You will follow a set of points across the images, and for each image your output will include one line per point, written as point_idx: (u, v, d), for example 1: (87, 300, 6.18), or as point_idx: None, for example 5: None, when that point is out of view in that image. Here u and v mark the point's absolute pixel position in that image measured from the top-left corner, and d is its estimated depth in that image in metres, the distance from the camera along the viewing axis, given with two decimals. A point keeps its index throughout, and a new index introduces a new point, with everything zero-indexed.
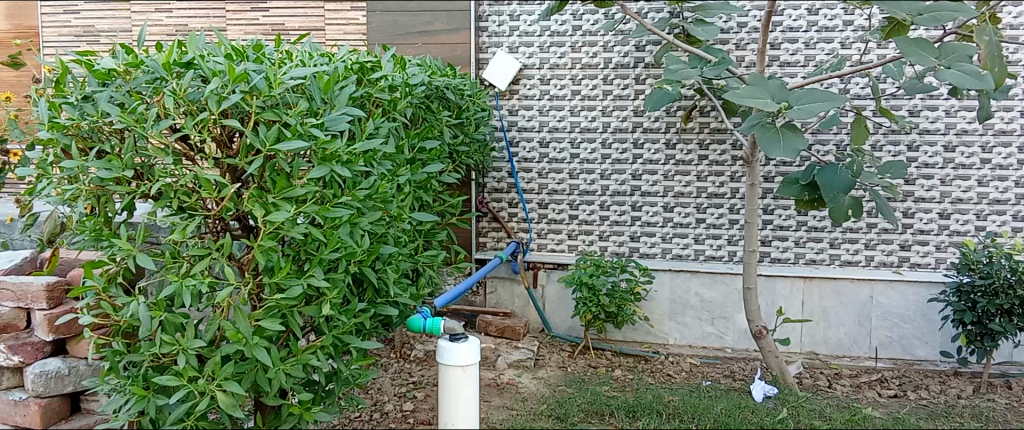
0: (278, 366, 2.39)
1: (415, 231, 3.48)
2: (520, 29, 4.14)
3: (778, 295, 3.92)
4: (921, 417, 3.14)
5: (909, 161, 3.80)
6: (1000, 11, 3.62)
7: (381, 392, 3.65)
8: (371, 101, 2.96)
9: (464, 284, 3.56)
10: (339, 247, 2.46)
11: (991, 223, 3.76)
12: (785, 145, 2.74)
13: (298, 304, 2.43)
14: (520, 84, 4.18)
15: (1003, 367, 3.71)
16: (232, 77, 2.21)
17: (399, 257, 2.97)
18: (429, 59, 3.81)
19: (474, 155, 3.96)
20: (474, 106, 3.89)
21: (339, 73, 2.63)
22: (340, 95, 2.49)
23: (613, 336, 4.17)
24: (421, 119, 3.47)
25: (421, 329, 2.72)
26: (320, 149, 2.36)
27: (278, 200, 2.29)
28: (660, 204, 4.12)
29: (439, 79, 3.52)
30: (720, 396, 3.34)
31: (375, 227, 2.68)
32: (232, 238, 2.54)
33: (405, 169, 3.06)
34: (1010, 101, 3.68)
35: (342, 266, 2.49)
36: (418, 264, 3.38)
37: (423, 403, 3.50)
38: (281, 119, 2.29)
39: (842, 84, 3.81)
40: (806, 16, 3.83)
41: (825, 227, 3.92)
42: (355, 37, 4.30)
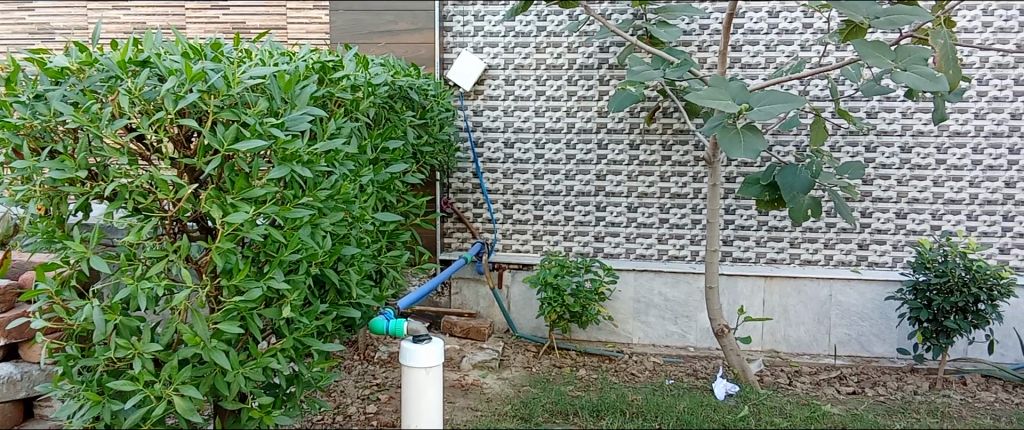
0: (237, 370, 2.34)
1: (378, 232, 3.44)
2: (484, 29, 4.11)
3: (740, 294, 3.96)
4: (879, 413, 3.19)
5: (866, 161, 3.85)
6: (954, 15, 3.68)
7: (345, 394, 3.60)
8: (332, 101, 2.92)
9: (429, 286, 3.53)
10: (299, 248, 2.42)
11: (946, 223, 3.83)
12: (746, 146, 2.76)
13: (257, 307, 2.38)
14: (485, 85, 4.16)
15: (958, 364, 3.78)
16: (189, 76, 2.16)
17: (362, 258, 2.93)
18: (392, 58, 3.77)
19: (439, 156, 3.92)
20: (438, 106, 3.86)
21: (300, 72, 2.58)
22: (301, 95, 2.45)
23: (578, 336, 4.17)
24: (384, 120, 3.43)
25: (383, 330, 2.69)
26: (280, 149, 2.32)
27: (236, 201, 2.24)
28: (624, 204, 4.13)
29: (402, 79, 3.48)
30: (682, 395, 3.35)
31: (336, 228, 2.64)
32: (190, 239, 2.48)
33: (368, 170, 3.03)
34: (965, 103, 3.74)
35: (302, 268, 2.45)
36: (382, 264, 3.34)
37: (387, 405, 3.46)
38: (240, 118, 2.24)
39: (802, 86, 3.85)
40: (766, 18, 3.86)
41: (785, 226, 3.96)
42: (318, 36, 4.23)
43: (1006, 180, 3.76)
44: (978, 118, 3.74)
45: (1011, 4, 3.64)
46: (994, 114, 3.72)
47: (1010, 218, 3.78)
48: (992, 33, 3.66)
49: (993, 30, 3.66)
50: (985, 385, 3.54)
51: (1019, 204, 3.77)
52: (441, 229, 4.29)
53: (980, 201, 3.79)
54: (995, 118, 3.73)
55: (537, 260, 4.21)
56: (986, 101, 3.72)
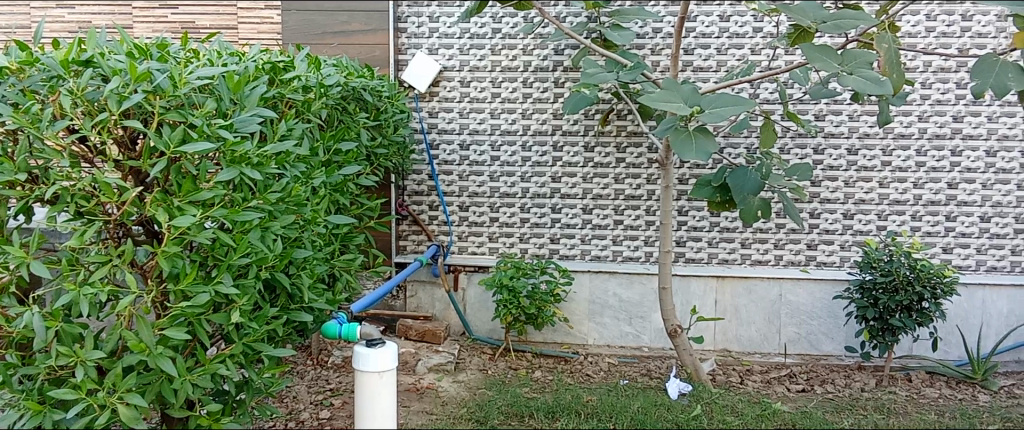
0: (184, 376, 2.27)
1: (331, 235, 3.39)
2: (439, 31, 4.09)
3: (692, 294, 4.01)
4: (827, 410, 3.25)
5: (815, 163, 3.93)
6: (899, 20, 3.78)
7: (297, 400, 3.54)
8: (283, 102, 2.87)
9: (383, 289, 3.49)
10: (249, 252, 2.37)
11: (891, 223, 3.93)
12: (697, 147, 2.79)
13: (205, 312, 2.32)
14: (440, 86, 4.14)
15: (902, 361, 3.87)
16: (134, 77, 2.10)
17: (314, 261, 2.89)
18: (345, 59, 3.72)
19: (394, 157, 3.89)
20: (392, 108, 3.82)
21: (250, 73, 2.52)
22: (251, 95, 2.39)
23: (534, 338, 4.17)
24: (336, 121, 3.39)
25: (336, 335, 2.65)
26: (228, 151, 2.26)
27: (183, 204, 2.18)
28: (579, 206, 4.14)
29: (356, 80, 3.44)
30: (637, 395, 3.37)
31: (287, 231, 2.60)
32: (136, 243, 2.41)
33: (320, 172, 2.98)
34: (909, 106, 3.84)
35: (252, 272, 2.40)
36: (334, 268, 3.30)
37: (340, 410, 3.41)
38: (186, 120, 2.18)
39: (752, 89, 3.91)
40: (717, 22, 3.92)
41: (736, 227, 4.02)
42: (268, 36, 4.18)
43: (949, 181, 3.87)
44: (922, 121, 3.84)
45: (953, 10, 3.75)
46: (937, 117, 3.82)
47: (953, 218, 3.89)
48: (935, 38, 3.76)
49: (936, 35, 3.76)
50: (930, 381, 3.63)
51: (962, 205, 3.88)
52: (396, 232, 4.25)
53: (924, 202, 3.89)
54: (938, 121, 3.83)
55: (493, 262, 4.20)
56: (929, 104, 3.82)
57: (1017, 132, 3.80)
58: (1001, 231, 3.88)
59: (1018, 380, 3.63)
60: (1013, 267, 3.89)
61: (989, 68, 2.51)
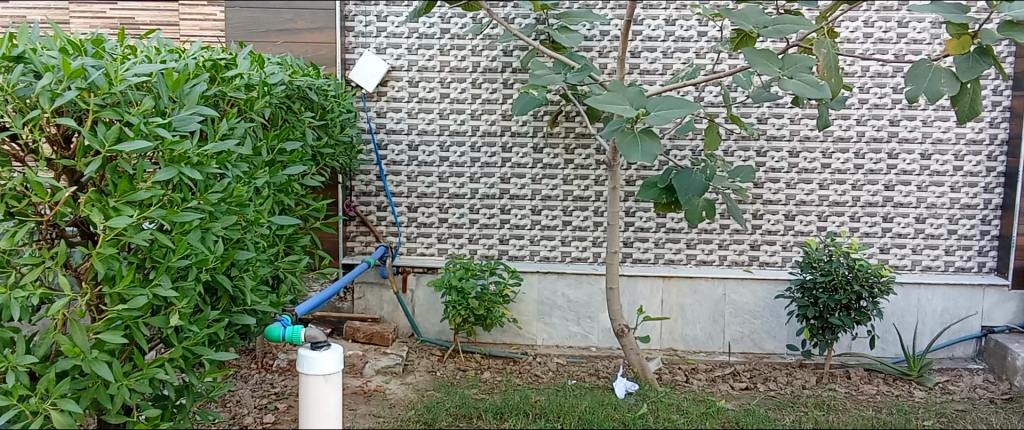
0: (120, 381, 2.20)
1: (275, 236, 3.33)
2: (387, 30, 4.07)
3: (639, 294, 4.05)
4: (769, 408, 3.31)
5: (758, 165, 4.00)
6: (837, 26, 3.89)
7: (240, 404, 3.48)
8: (224, 100, 2.81)
9: (329, 291, 3.44)
10: (188, 253, 2.31)
11: (831, 224, 4.02)
12: (642, 150, 2.81)
13: (143, 315, 2.25)
14: (388, 86, 4.11)
15: (842, 358, 3.96)
16: (67, 73, 2.03)
17: (257, 263, 2.83)
18: (290, 57, 3.66)
19: (340, 157, 3.84)
20: (339, 108, 3.77)
21: (190, 70, 2.46)
22: (191, 93, 2.34)
23: (483, 339, 4.16)
24: (281, 120, 3.33)
25: (279, 337, 2.60)
26: (167, 150, 2.21)
27: (119, 205, 2.11)
28: (528, 207, 4.14)
29: (301, 78, 3.39)
30: (584, 394, 3.39)
31: (228, 232, 2.54)
32: (71, 245, 2.33)
33: (263, 172, 2.93)
34: (847, 110, 3.95)
35: (192, 274, 2.33)
36: (278, 270, 3.24)
37: (285, 414, 3.36)
38: (122, 118, 2.12)
39: (697, 92, 3.98)
40: (663, 26, 3.97)
41: (682, 228, 4.08)
42: (212, 33, 4.09)
43: (886, 183, 3.98)
44: (860, 124, 3.95)
45: (890, 16, 3.86)
46: (874, 120, 3.94)
47: (890, 219, 4.00)
48: (873, 44, 3.88)
49: (873, 41, 3.88)
50: (868, 378, 3.72)
51: (898, 206, 3.99)
52: (344, 233, 4.19)
53: (862, 203, 4.00)
54: (875, 124, 3.94)
55: (442, 263, 4.17)
56: (867, 108, 3.93)
57: (950, 135, 3.92)
58: (935, 232, 3.99)
59: (952, 376, 3.75)
60: (946, 266, 4.01)
61: (922, 74, 2.57)
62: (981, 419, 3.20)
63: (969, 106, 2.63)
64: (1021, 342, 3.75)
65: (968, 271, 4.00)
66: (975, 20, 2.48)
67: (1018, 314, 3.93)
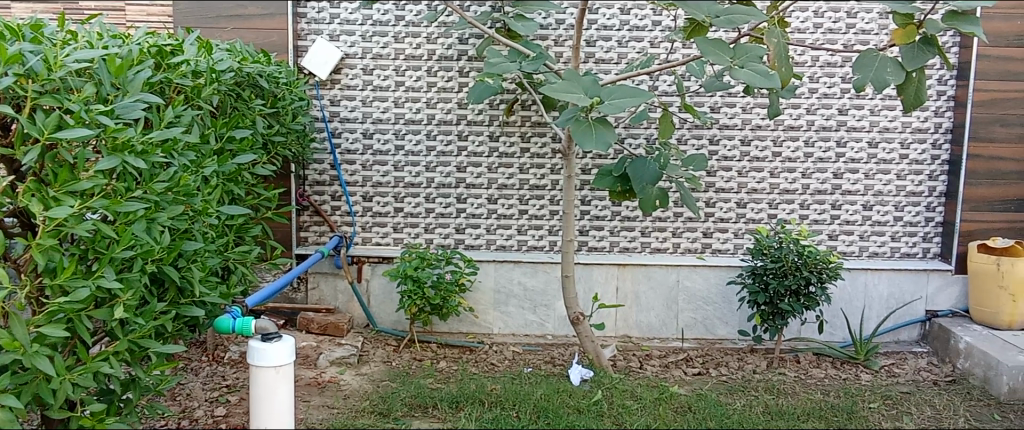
0: (63, 376, 2.13)
1: (225, 226, 3.26)
2: (340, 17, 4.00)
3: (594, 281, 4.06)
4: (721, 392, 3.36)
5: (710, 154, 4.05)
6: (789, 16, 3.93)
7: (190, 398, 3.41)
8: (170, 88, 2.73)
9: (281, 282, 3.38)
10: (133, 245, 2.23)
11: (781, 211, 4.08)
12: (597, 137, 2.78)
13: (86, 308, 2.18)
14: (341, 74, 4.04)
15: (792, 343, 4.03)
16: (3, 58, 1.96)
17: (205, 254, 2.76)
18: (239, 44, 3.58)
19: (292, 146, 3.76)
20: (291, 95, 3.69)
21: (133, 57, 2.40)
22: (134, 80, 2.27)
23: (439, 329, 4.12)
24: (229, 108, 3.26)
25: (228, 329, 2.54)
26: (109, 138, 2.14)
27: (59, 195, 2.03)
28: (484, 196, 4.12)
29: (250, 65, 3.31)
30: (540, 382, 3.39)
31: (175, 222, 2.47)
32: (9, 236, 2.25)
33: (210, 160, 2.86)
34: (798, 99, 4.00)
35: (137, 266, 2.25)
36: (228, 261, 3.18)
37: (237, 407, 3.30)
38: (62, 105, 2.05)
39: (652, 81, 4.00)
40: (618, 15, 3.97)
41: (636, 216, 4.11)
42: (158, 19, 4.05)
43: (835, 171, 4.05)
44: (810, 113, 4.01)
45: (839, 7, 3.92)
46: (823, 109, 4.00)
47: (838, 206, 4.07)
48: (823, 34, 3.93)
49: (823, 31, 3.93)
50: (817, 362, 3.79)
51: (846, 193, 4.06)
52: (296, 222, 4.13)
53: (811, 191, 4.06)
54: (825, 113, 4.01)
55: (397, 253, 4.13)
56: (817, 97, 3.99)
57: (897, 124, 4.01)
58: (882, 219, 4.08)
59: (897, 359, 3.83)
60: (892, 252, 4.10)
61: (869, 62, 2.62)
62: (925, 401, 3.29)
63: (913, 95, 2.68)
64: (962, 325, 3.86)
65: (913, 256, 4.10)
66: (920, 10, 2.52)
67: (960, 298, 4.04)
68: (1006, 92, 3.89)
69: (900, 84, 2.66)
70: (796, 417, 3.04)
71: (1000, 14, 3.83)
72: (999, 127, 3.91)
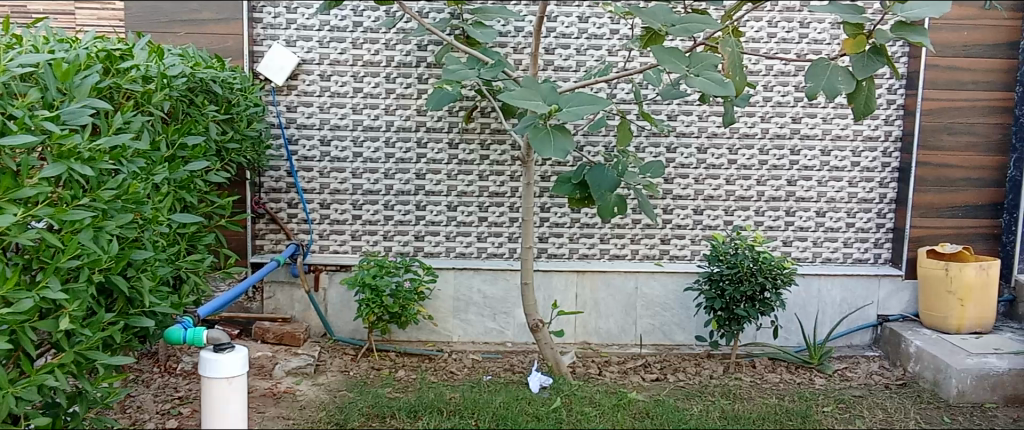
0: (5, 389, 2.05)
1: (176, 234, 3.18)
2: (297, 22, 3.95)
3: (554, 288, 4.05)
4: (678, 398, 3.37)
5: (668, 161, 4.07)
6: (743, 26, 3.98)
7: (140, 410, 3.31)
8: (120, 94, 2.66)
9: (235, 291, 3.31)
10: (79, 254, 2.16)
11: (737, 218, 4.12)
12: (555, 145, 2.77)
13: (30, 319, 2.10)
14: (298, 80, 3.98)
15: (748, 348, 4.06)
16: None
17: (155, 262, 2.67)
18: (192, 49, 3.50)
19: (246, 153, 3.69)
20: (245, 101, 3.61)
21: (80, 61, 2.33)
22: (81, 85, 2.21)
23: (398, 337, 4.07)
24: (181, 114, 3.19)
25: (178, 340, 2.46)
26: (54, 144, 2.08)
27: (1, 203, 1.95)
28: (443, 203, 4.09)
29: (203, 71, 3.24)
30: (499, 390, 3.36)
31: (124, 231, 2.39)
32: None
33: (161, 168, 2.78)
34: (752, 107, 4.05)
35: (83, 276, 2.17)
36: (179, 270, 3.09)
37: (188, 419, 3.21)
38: (5, 110, 1.98)
39: (610, 89, 4.02)
40: (577, 23, 3.98)
41: (595, 223, 4.12)
42: (108, 23, 3.96)
43: (789, 178, 4.10)
44: (764, 121, 4.06)
45: (792, 17, 3.98)
46: (778, 118, 4.06)
47: (792, 213, 4.13)
48: (776, 44, 3.99)
49: (776, 41, 3.99)
50: (772, 367, 3.83)
51: (800, 200, 4.12)
52: (251, 230, 4.05)
53: (766, 197, 4.11)
54: (779, 121, 4.06)
55: (354, 261, 4.07)
56: (771, 106, 4.05)
57: (848, 132, 4.08)
58: (835, 225, 4.14)
59: (850, 363, 3.89)
60: (845, 258, 4.16)
61: (821, 72, 2.64)
62: (878, 404, 3.34)
63: (864, 103, 2.72)
64: (913, 329, 3.93)
65: (865, 262, 4.18)
66: (870, 21, 2.55)
67: (910, 303, 4.12)
68: (953, 102, 3.98)
69: (851, 93, 2.70)
70: (752, 422, 3.06)
71: (947, 25, 3.93)
72: (947, 135, 4.00)
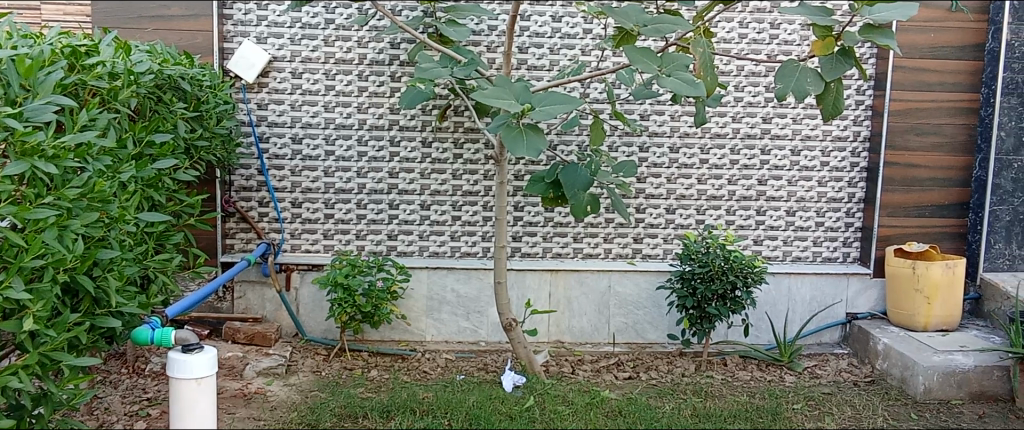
0: None
1: (144, 234, 3.12)
2: (268, 19, 3.90)
3: (527, 287, 4.05)
4: (651, 396, 3.39)
5: (640, 160, 4.09)
6: (715, 26, 4.01)
7: (107, 412, 3.25)
8: (85, 90, 2.61)
9: (204, 291, 3.26)
10: (43, 253, 2.11)
11: (709, 217, 4.15)
12: (528, 144, 2.76)
13: None
14: (269, 77, 3.94)
15: (719, 346, 4.09)
16: None
17: (122, 262, 2.61)
18: (159, 45, 3.45)
19: (216, 151, 3.64)
20: (215, 99, 3.56)
21: (43, 57, 2.29)
22: (45, 81, 2.17)
23: (371, 337, 4.04)
24: (148, 111, 3.14)
25: (145, 341, 2.42)
26: (17, 142, 2.04)
27: None
28: (416, 202, 4.07)
29: (170, 67, 3.19)
30: (472, 389, 3.35)
31: (89, 230, 2.34)
32: None
33: (128, 165, 2.73)
34: (724, 107, 4.08)
35: (47, 275, 2.12)
36: (146, 269, 3.04)
37: (157, 421, 3.16)
38: None
39: (583, 89, 4.02)
40: (550, 22, 3.98)
41: (569, 222, 4.12)
42: (74, 19, 3.88)
43: (759, 178, 4.14)
44: (735, 122, 4.09)
45: (763, 18, 4.01)
46: (748, 118, 4.09)
47: (763, 212, 4.16)
48: (747, 44, 4.02)
49: (748, 41, 4.02)
50: (743, 364, 3.86)
51: (771, 199, 4.16)
52: (221, 230, 3.99)
53: (737, 197, 4.14)
54: (750, 121, 4.10)
55: (326, 260, 4.04)
56: (742, 106, 4.08)
57: (818, 132, 4.12)
58: (805, 224, 4.18)
59: (820, 361, 3.93)
60: (814, 257, 4.21)
61: (791, 73, 2.66)
62: (847, 401, 3.38)
63: (831, 104, 2.74)
64: (881, 327, 3.98)
65: (834, 261, 4.22)
66: (838, 23, 2.57)
67: (879, 301, 4.18)
68: (921, 102, 4.04)
69: (819, 94, 2.72)
70: (723, 419, 3.09)
71: (914, 28, 3.98)
72: (915, 136, 4.06)
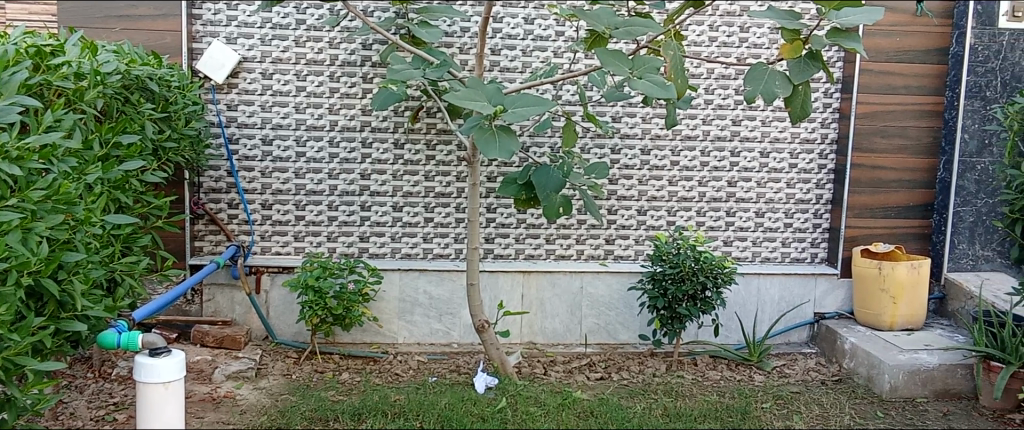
0: None
1: (110, 236, 3.08)
2: (238, 19, 3.88)
3: (499, 289, 4.06)
4: (622, 396, 3.41)
5: (612, 162, 4.12)
6: (685, 30, 4.06)
7: (73, 417, 3.20)
8: (50, 90, 2.59)
9: (173, 293, 3.23)
10: (6, 256, 2.07)
11: (680, 218, 4.19)
12: (500, 146, 2.77)
13: None
14: (239, 78, 3.91)
15: (690, 346, 4.13)
16: None
17: (88, 265, 2.58)
18: (127, 45, 3.40)
19: (185, 152, 3.60)
20: (184, 99, 3.52)
21: (8, 57, 2.26)
22: (10, 81, 2.14)
23: (342, 339, 4.02)
24: (116, 112, 3.10)
25: (113, 345, 2.39)
26: None
27: None
28: (388, 204, 4.06)
29: (138, 68, 3.16)
30: (444, 391, 3.35)
31: (55, 232, 2.31)
32: None
33: (94, 167, 2.69)
34: (694, 110, 4.13)
35: (11, 279, 2.09)
36: (113, 272, 3.00)
37: (124, 426, 3.12)
38: None
39: (555, 90, 4.05)
40: (522, 24, 4.00)
41: (541, 224, 4.14)
42: (40, 18, 3.82)
43: (729, 180, 4.19)
44: (705, 124, 4.14)
45: (733, 21, 4.07)
46: (718, 120, 4.14)
47: (732, 214, 4.22)
48: (717, 47, 4.07)
49: (717, 45, 4.07)
50: (713, 364, 3.91)
51: (740, 201, 4.21)
52: (190, 232, 3.95)
53: (707, 198, 4.19)
54: (719, 124, 4.15)
55: (298, 262, 4.01)
56: (712, 108, 4.13)
57: (786, 135, 4.19)
58: (773, 225, 4.24)
59: (788, 360, 3.99)
60: (783, 257, 4.27)
61: (760, 76, 2.69)
62: (814, 399, 3.44)
63: (800, 106, 2.79)
64: (848, 327, 4.05)
65: (802, 261, 4.29)
66: (806, 26, 2.61)
67: (845, 301, 4.24)
68: (885, 106, 4.12)
69: (788, 96, 2.76)
70: (693, 419, 3.12)
71: (880, 32, 4.06)
72: (880, 138, 4.14)
